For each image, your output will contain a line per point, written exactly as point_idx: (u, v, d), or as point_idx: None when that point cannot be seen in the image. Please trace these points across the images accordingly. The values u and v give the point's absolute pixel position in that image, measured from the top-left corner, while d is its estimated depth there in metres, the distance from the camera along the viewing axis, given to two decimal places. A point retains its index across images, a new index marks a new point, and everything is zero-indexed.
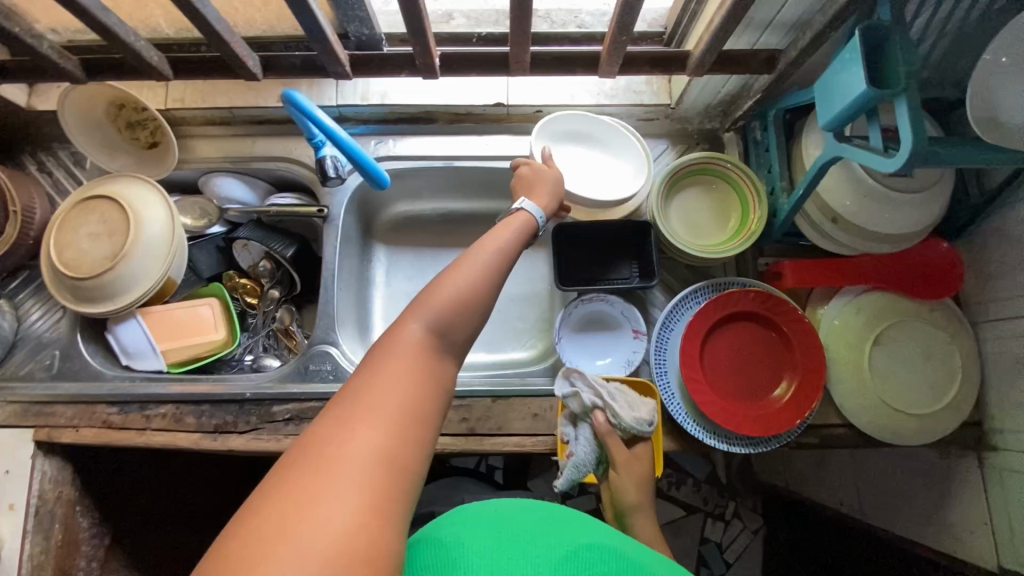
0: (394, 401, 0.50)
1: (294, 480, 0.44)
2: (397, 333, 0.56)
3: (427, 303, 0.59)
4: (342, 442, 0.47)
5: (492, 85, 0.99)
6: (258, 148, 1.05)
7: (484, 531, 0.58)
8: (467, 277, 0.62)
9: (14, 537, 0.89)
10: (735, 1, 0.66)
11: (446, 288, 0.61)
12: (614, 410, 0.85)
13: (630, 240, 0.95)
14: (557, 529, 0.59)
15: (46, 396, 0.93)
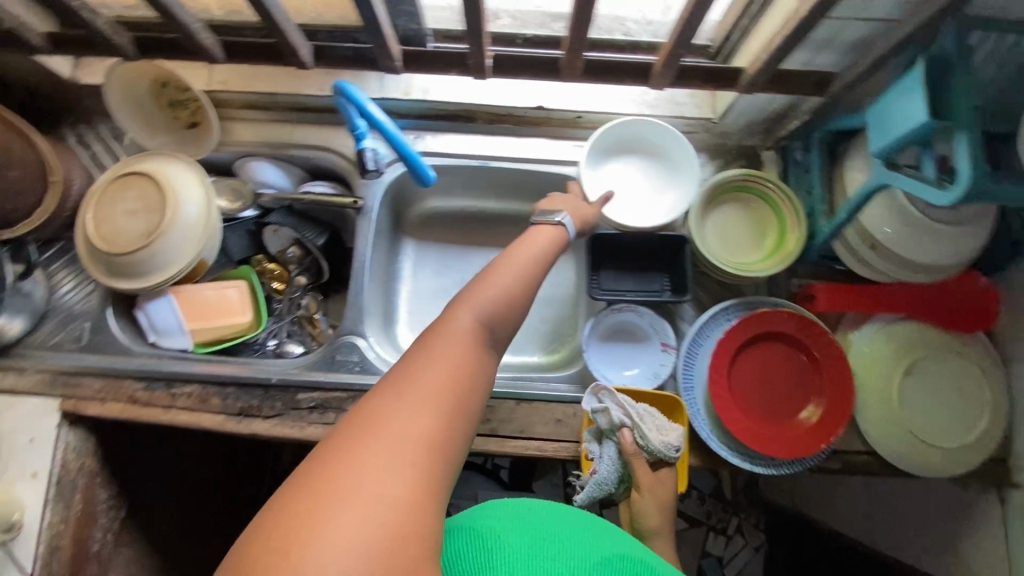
0: (436, 389, 0.53)
1: (342, 459, 0.47)
2: (447, 323, 0.58)
3: (471, 299, 0.60)
4: (380, 426, 0.49)
5: (534, 88, 0.99)
6: (297, 135, 1.05)
7: (507, 528, 0.61)
8: (510, 275, 0.64)
9: (36, 504, 0.90)
10: (799, 22, 0.65)
11: (490, 286, 0.62)
12: (645, 434, 0.82)
13: (665, 253, 0.94)
14: (580, 535, 0.62)
15: (75, 367, 0.94)
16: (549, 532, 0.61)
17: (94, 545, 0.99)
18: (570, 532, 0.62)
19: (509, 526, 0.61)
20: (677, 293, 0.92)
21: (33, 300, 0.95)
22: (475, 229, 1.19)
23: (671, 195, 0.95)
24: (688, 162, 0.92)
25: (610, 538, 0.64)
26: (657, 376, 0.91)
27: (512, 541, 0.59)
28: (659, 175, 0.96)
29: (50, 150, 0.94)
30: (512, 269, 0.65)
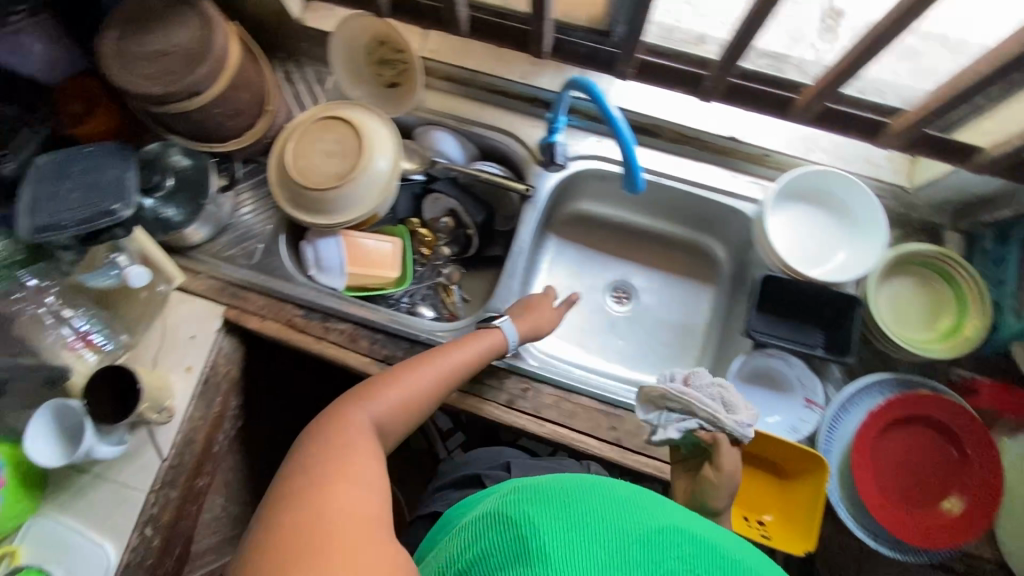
0: (350, 460, 0.63)
1: (305, 511, 0.55)
2: (351, 421, 0.70)
3: (362, 400, 0.74)
4: (356, 483, 0.60)
5: (729, 117, 1.00)
6: (484, 114, 1.08)
7: (536, 507, 0.55)
8: (408, 378, 0.78)
9: (184, 396, 0.96)
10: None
11: (381, 390, 0.75)
12: (720, 426, 0.80)
13: (828, 311, 0.93)
14: (620, 506, 0.55)
15: (245, 282, 1.01)
16: (581, 506, 0.55)
17: (216, 446, 1.05)
18: (604, 503, 0.55)
19: (537, 504, 0.55)
20: (834, 352, 0.91)
21: (220, 212, 1.01)
22: (616, 239, 1.20)
23: (843, 255, 0.94)
24: (878, 231, 0.89)
25: (659, 510, 0.57)
26: (794, 430, 0.91)
27: (544, 523, 0.52)
28: (839, 231, 0.95)
29: (271, 79, 1.00)
30: (413, 368, 0.80)
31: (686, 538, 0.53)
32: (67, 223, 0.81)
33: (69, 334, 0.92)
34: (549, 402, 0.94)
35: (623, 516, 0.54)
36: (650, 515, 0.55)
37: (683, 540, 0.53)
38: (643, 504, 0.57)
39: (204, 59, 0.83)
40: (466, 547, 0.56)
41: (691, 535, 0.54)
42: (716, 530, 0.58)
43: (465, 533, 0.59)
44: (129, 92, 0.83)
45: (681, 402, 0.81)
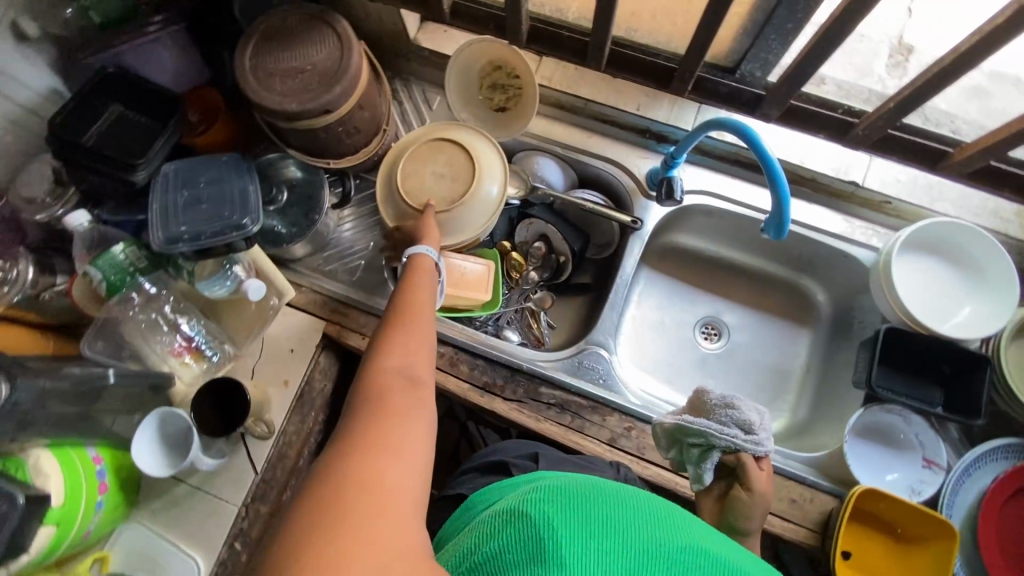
0: (385, 429, 0.55)
1: (346, 491, 0.47)
2: (378, 379, 0.62)
3: (385, 350, 0.66)
4: (397, 451, 0.53)
5: (850, 160, 0.97)
6: (591, 144, 1.07)
7: (560, 509, 0.49)
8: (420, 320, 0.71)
9: (281, 411, 0.95)
10: None
11: (397, 334, 0.68)
12: (741, 448, 0.75)
13: (952, 369, 0.89)
14: (645, 513, 0.50)
15: (346, 298, 1.01)
16: (602, 511, 0.49)
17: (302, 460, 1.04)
18: (625, 509, 0.50)
19: (562, 506, 0.49)
20: (956, 414, 0.88)
21: (325, 227, 1.01)
22: (709, 273, 1.17)
23: (967, 310, 0.91)
24: (1010, 291, 0.87)
25: (693, 526, 0.50)
26: (914, 491, 0.88)
27: (564, 528, 0.47)
28: (962, 286, 0.92)
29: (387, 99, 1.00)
30: (416, 305, 0.73)
31: (711, 559, 0.47)
32: (188, 239, 0.81)
33: (177, 340, 0.93)
34: (652, 443, 0.91)
35: (643, 527, 0.48)
36: (681, 529, 0.49)
37: (708, 561, 0.46)
38: (675, 517, 0.51)
39: (339, 78, 0.84)
40: (475, 546, 0.50)
41: (720, 555, 0.48)
42: (754, 559, 0.51)
43: (476, 531, 0.53)
44: (264, 107, 0.84)
45: (705, 437, 0.76)
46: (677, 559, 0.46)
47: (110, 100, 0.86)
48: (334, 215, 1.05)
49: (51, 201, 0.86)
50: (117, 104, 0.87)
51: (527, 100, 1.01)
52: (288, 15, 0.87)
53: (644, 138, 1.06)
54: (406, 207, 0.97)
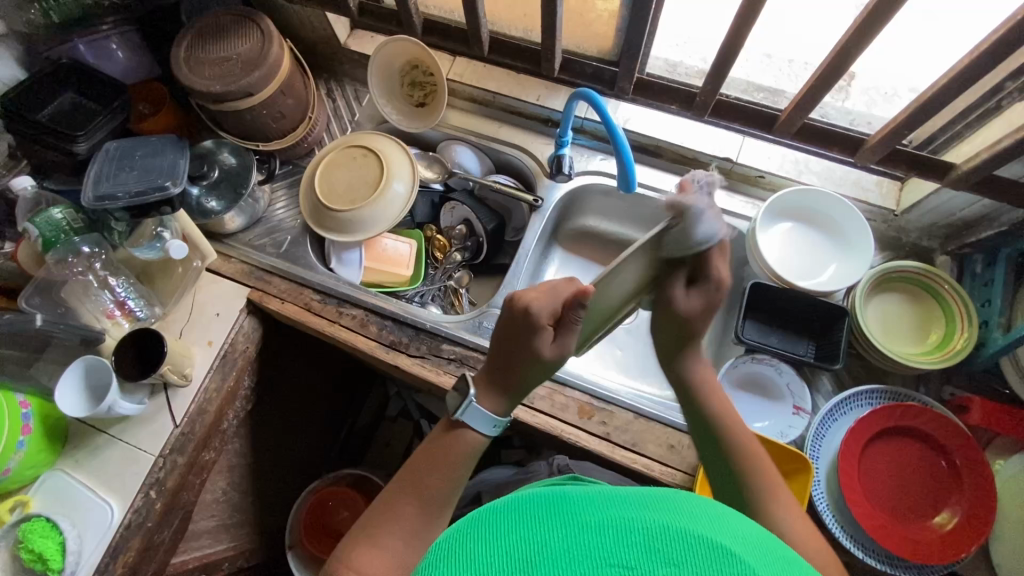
0: None
1: None
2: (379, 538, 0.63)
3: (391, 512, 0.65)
4: None
5: (727, 140, 1.07)
6: (502, 133, 1.19)
7: (455, 555, 0.43)
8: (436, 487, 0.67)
9: (201, 368, 1.03)
10: None
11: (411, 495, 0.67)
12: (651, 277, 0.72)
13: (819, 322, 0.97)
14: (533, 509, 0.46)
15: (270, 267, 1.10)
16: (492, 529, 0.45)
17: (225, 422, 1.10)
18: (511, 512, 0.46)
19: (455, 552, 0.44)
20: (824, 362, 0.94)
21: (256, 203, 1.12)
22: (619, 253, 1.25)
23: (833, 269, 0.98)
24: (867, 249, 0.94)
25: (586, 502, 0.47)
26: (783, 436, 0.92)
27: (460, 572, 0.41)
28: (831, 249, 1.00)
29: (314, 91, 1.13)
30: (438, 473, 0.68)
31: (606, 530, 0.43)
32: (119, 197, 0.92)
33: (108, 301, 1.01)
34: (542, 394, 0.97)
35: (535, 528, 0.44)
36: (576, 511, 0.45)
37: (602, 534, 0.42)
38: (566, 499, 0.47)
39: (258, 65, 0.97)
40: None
41: (616, 518, 0.44)
42: (659, 503, 0.46)
43: None
44: (193, 90, 0.96)
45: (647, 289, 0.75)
46: (571, 546, 0.42)
47: (65, 90, 1.00)
48: (266, 196, 1.16)
49: (5, 172, 1.02)
50: (72, 93, 1.01)
51: (439, 92, 1.12)
52: (220, 17, 1.01)
53: (547, 126, 1.18)
54: (370, 228, 1.09)
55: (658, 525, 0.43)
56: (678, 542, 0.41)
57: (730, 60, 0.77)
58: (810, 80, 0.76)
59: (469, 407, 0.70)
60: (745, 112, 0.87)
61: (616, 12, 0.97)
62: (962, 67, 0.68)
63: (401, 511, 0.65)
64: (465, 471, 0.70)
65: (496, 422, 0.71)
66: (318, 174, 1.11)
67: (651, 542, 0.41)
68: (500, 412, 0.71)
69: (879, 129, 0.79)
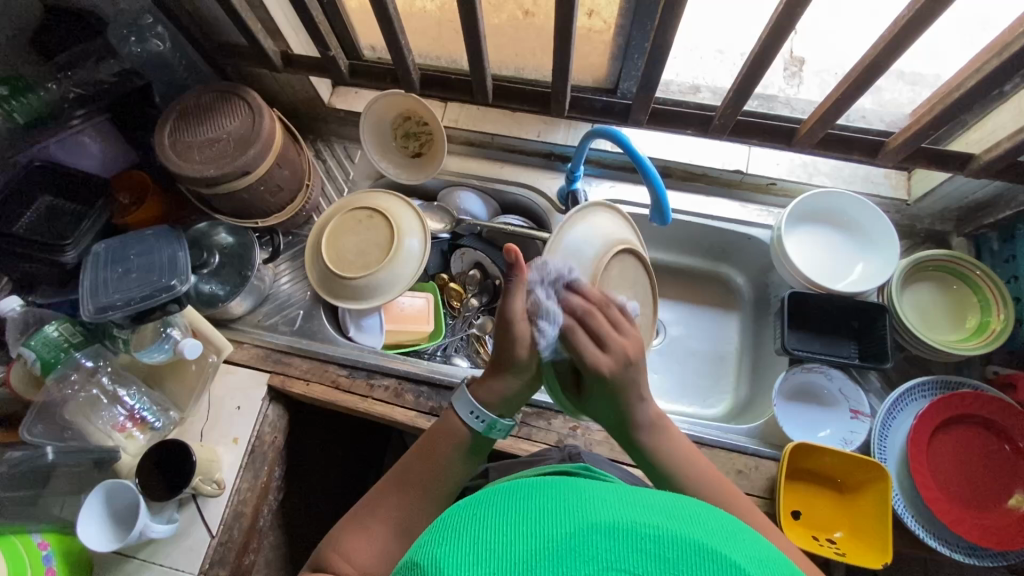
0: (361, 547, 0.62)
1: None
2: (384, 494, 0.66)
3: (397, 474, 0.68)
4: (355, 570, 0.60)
5: (734, 152, 1.07)
6: (505, 173, 1.16)
7: (451, 532, 0.38)
8: (433, 453, 0.68)
9: (232, 468, 0.95)
10: None
11: (417, 459, 0.68)
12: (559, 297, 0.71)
13: (857, 322, 0.97)
14: (541, 499, 0.40)
15: (288, 347, 1.03)
16: (495, 511, 0.40)
17: (261, 519, 1.03)
18: (515, 502, 0.41)
19: (451, 528, 0.38)
20: (871, 361, 0.94)
21: (261, 282, 1.06)
22: None
23: (860, 267, 0.99)
24: (891, 244, 0.95)
25: (599, 496, 0.41)
26: (847, 442, 0.92)
27: (456, 553, 0.36)
28: (853, 248, 1.01)
29: (307, 157, 1.08)
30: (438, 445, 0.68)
31: (617, 532, 0.37)
32: (120, 305, 0.86)
33: (120, 414, 0.92)
34: (598, 438, 0.94)
35: (542, 523, 0.38)
36: (584, 508, 0.39)
37: (612, 537, 0.37)
38: (581, 492, 0.41)
39: (253, 142, 0.91)
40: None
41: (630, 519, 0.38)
42: (674, 506, 0.40)
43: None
44: (184, 177, 0.90)
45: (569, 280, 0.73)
46: (579, 544, 0.36)
47: (41, 194, 0.94)
48: (269, 272, 1.10)
49: None
50: (47, 196, 0.94)
51: (438, 142, 1.09)
52: (201, 95, 0.95)
53: (550, 160, 1.16)
54: (392, 289, 1.05)
55: (669, 534, 0.37)
56: (688, 554, 0.36)
57: (753, 82, 0.77)
58: (835, 93, 0.76)
59: (457, 390, 0.69)
60: (764, 129, 0.87)
61: (612, 42, 0.97)
62: (990, 67, 0.68)
63: (391, 500, 0.66)
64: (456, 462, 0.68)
65: (473, 408, 0.68)
66: (324, 243, 1.05)
67: (660, 551, 0.36)
68: (487, 405, 0.68)
69: (901, 131, 0.80)
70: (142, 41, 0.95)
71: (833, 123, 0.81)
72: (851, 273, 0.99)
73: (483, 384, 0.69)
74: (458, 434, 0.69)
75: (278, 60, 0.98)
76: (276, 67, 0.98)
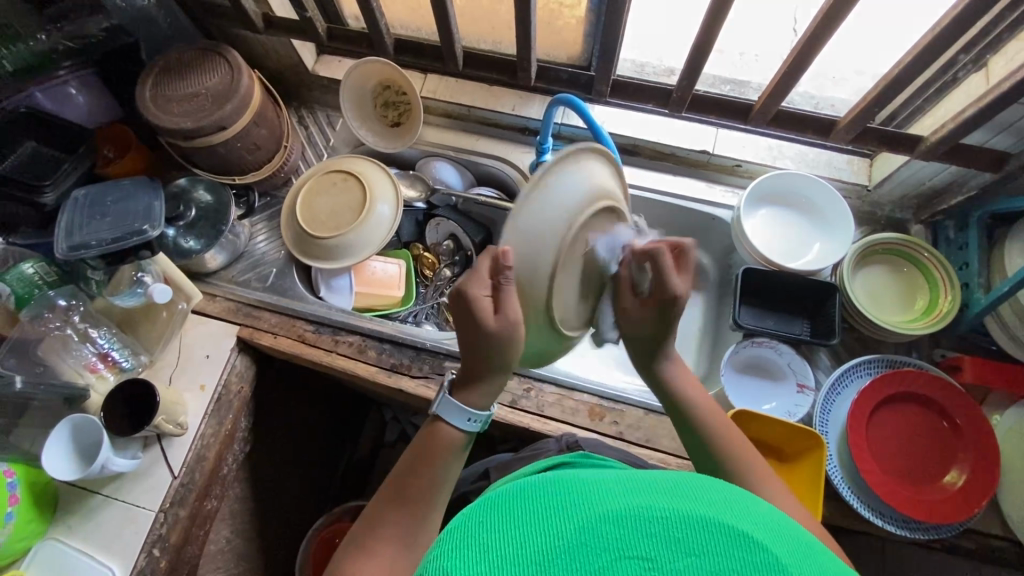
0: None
1: None
2: (381, 520, 0.61)
3: (390, 497, 0.63)
4: None
5: (701, 133, 1.10)
6: (481, 145, 1.19)
7: (457, 542, 0.38)
8: (426, 470, 0.63)
9: (196, 412, 0.98)
10: (990, 81, 0.78)
11: (409, 478, 0.63)
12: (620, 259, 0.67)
13: (810, 300, 1.00)
14: (543, 498, 0.40)
15: (258, 302, 1.07)
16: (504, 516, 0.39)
17: (224, 467, 1.06)
18: (522, 504, 0.40)
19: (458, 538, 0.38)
20: (820, 338, 0.96)
21: (236, 238, 1.09)
22: None
23: (817, 247, 1.01)
24: (846, 224, 0.98)
25: (600, 487, 0.41)
26: (791, 415, 0.95)
27: (465, 561, 0.36)
28: (811, 229, 1.03)
29: (286, 120, 1.11)
30: (430, 461, 0.64)
31: (624, 520, 0.38)
32: (93, 245, 0.89)
33: (90, 354, 0.96)
34: (551, 400, 0.97)
35: (553, 517, 0.38)
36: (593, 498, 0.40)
37: (624, 524, 0.37)
38: (580, 485, 0.42)
39: (230, 98, 0.95)
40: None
41: (636, 505, 0.39)
42: (672, 486, 0.41)
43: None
44: (163, 128, 0.93)
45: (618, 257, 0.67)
46: (589, 537, 0.37)
47: (24, 139, 0.98)
48: (246, 230, 1.13)
49: None
50: (31, 142, 0.98)
51: (415, 111, 1.12)
52: (184, 52, 0.99)
53: (525, 135, 1.19)
54: (364, 250, 1.08)
55: (678, 513, 0.38)
56: (701, 534, 0.37)
57: (706, 54, 0.80)
58: (783, 67, 0.78)
59: (441, 399, 0.65)
60: (720, 105, 0.90)
61: (584, 18, 0.99)
62: (925, 43, 0.71)
63: (385, 521, 0.61)
64: (449, 468, 0.64)
65: (470, 415, 0.65)
66: (299, 203, 1.09)
67: (672, 534, 0.37)
68: (476, 406, 0.65)
69: (850, 111, 0.83)
70: None
71: (784, 99, 0.83)
72: (800, 254, 1.02)
73: (471, 390, 0.65)
74: (448, 445, 0.64)
75: (260, 21, 1.01)
76: (258, 28, 1.01)
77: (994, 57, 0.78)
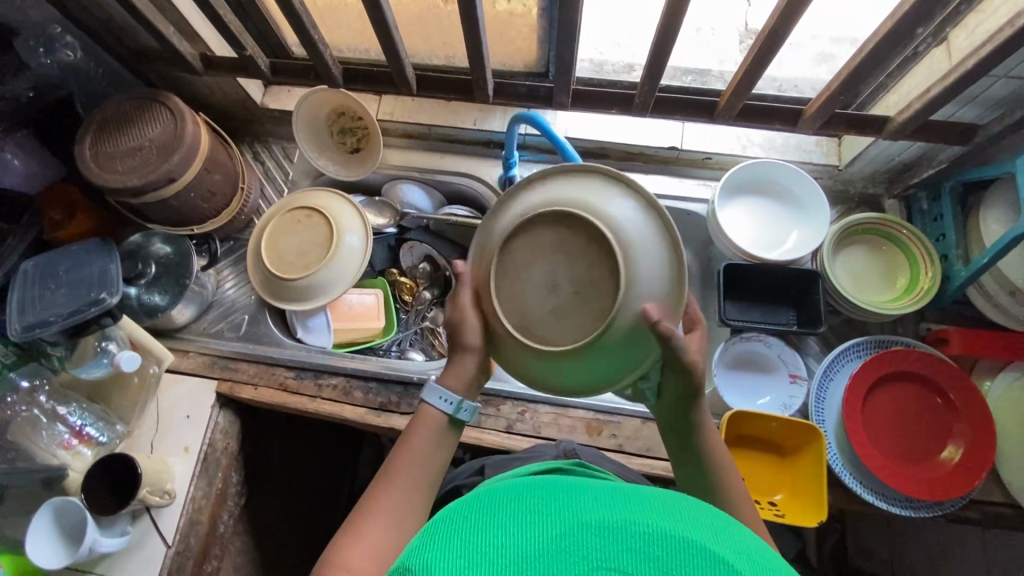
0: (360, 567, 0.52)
1: None
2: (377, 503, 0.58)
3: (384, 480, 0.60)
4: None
5: (668, 129, 1.08)
6: (446, 163, 1.16)
7: (442, 540, 0.39)
8: (420, 454, 0.61)
9: (184, 476, 0.95)
10: (951, 56, 0.77)
11: (405, 461, 0.60)
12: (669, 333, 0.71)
13: (794, 287, 0.99)
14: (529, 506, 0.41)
15: (233, 353, 1.03)
16: (492, 520, 0.40)
17: (221, 525, 1.03)
18: (513, 509, 0.41)
19: (444, 536, 0.39)
20: (808, 327, 0.96)
21: (202, 288, 1.05)
22: None
23: (795, 236, 1.00)
24: (822, 210, 0.97)
25: (588, 499, 0.41)
26: (786, 407, 0.95)
27: (444, 556, 0.37)
28: (788, 217, 1.02)
29: (240, 159, 1.06)
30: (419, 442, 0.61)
31: (606, 531, 0.38)
32: (53, 321, 0.85)
33: (63, 432, 0.92)
34: (547, 420, 0.95)
35: (536, 524, 0.39)
36: (581, 508, 0.40)
37: (602, 536, 0.37)
38: (574, 494, 0.42)
39: (176, 148, 0.90)
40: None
41: (619, 518, 0.39)
42: (658, 503, 0.41)
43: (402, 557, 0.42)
44: (108, 188, 0.88)
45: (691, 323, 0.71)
46: (566, 545, 0.37)
47: None
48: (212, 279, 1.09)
49: None
50: None
51: (374, 137, 1.08)
52: (120, 104, 0.94)
53: (491, 148, 1.16)
54: (339, 289, 1.04)
55: (659, 531, 0.38)
56: (677, 552, 0.36)
57: (664, 57, 0.77)
58: (746, 61, 0.76)
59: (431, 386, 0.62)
60: (683, 105, 0.89)
61: (536, 25, 0.96)
62: (886, 29, 0.69)
63: (385, 500, 0.58)
64: (440, 457, 0.62)
65: (445, 393, 0.62)
66: (263, 246, 1.04)
67: (649, 549, 0.36)
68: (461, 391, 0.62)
69: (816, 98, 0.82)
70: (52, 52, 0.92)
71: (748, 93, 0.82)
72: (783, 242, 1.01)
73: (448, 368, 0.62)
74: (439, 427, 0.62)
75: (198, 62, 0.96)
76: (197, 70, 0.96)
77: (954, 31, 0.78)
